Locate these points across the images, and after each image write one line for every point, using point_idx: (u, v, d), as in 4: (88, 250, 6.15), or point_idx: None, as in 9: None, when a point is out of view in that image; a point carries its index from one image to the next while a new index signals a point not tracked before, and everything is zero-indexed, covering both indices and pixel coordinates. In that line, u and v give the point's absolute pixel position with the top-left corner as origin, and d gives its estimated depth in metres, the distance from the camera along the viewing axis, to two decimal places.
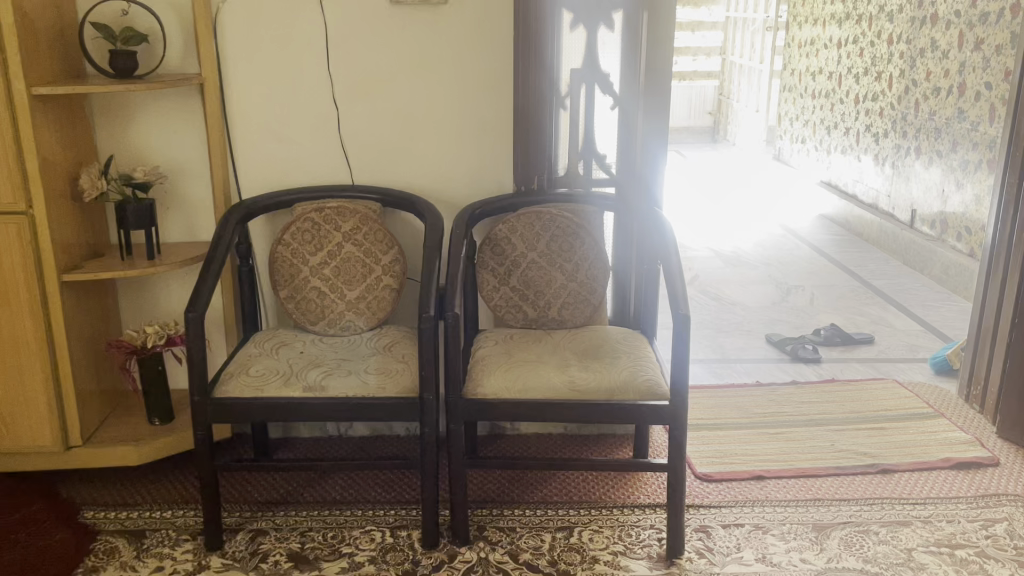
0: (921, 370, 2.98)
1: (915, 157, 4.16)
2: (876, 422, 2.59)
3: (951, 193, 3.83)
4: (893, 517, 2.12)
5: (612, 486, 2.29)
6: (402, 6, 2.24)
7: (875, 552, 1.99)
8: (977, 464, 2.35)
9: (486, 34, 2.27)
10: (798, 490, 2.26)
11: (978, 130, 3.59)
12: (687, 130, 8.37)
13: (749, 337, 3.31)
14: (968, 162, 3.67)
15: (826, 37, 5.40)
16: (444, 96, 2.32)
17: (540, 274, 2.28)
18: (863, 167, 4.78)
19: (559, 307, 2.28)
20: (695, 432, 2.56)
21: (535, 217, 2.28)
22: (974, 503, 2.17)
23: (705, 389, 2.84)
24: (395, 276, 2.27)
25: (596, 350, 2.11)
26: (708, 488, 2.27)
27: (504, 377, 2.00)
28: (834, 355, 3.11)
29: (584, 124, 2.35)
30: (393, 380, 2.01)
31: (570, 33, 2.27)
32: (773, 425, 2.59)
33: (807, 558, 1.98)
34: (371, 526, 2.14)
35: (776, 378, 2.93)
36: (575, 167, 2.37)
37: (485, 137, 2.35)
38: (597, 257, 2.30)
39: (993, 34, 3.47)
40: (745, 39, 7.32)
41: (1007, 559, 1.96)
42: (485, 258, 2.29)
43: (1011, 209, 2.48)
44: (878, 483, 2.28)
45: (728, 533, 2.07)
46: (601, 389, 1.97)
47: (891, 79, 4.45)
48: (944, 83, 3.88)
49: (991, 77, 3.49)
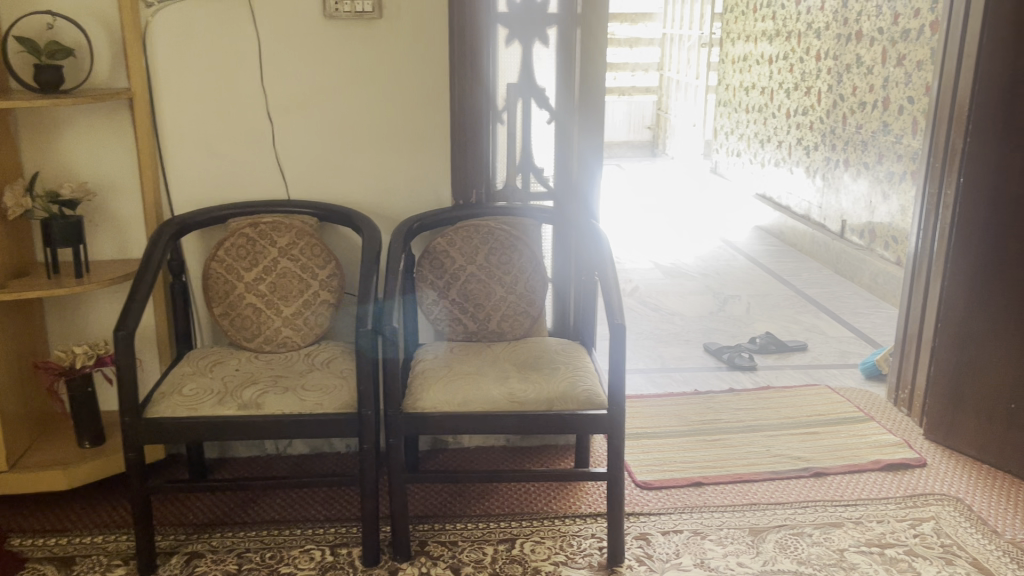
0: (852, 375, 3.07)
1: (843, 169, 4.30)
2: (810, 426, 2.66)
3: (878, 204, 3.97)
4: (826, 519, 2.17)
5: (553, 497, 2.30)
6: (336, 20, 2.23)
7: (808, 553, 2.04)
8: (904, 466, 2.42)
9: (421, 48, 2.27)
10: (734, 495, 2.30)
11: (903, 143, 3.73)
12: (627, 145, 8.53)
13: (687, 346, 3.37)
14: (893, 173, 3.81)
15: (757, 53, 5.55)
16: (380, 110, 2.31)
17: (479, 286, 2.28)
18: (795, 180, 4.91)
19: (498, 320, 2.29)
20: (636, 441, 2.58)
21: (473, 230, 2.29)
22: (902, 503, 2.24)
23: (645, 398, 2.88)
24: (333, 290, 2.25)
25: (535, 362, 2.13)
26: (648, 496, 2.29)
27: (444, 391, 2.00)
28: (769, 362, 3.19)
29: (521, 138, 2.38)
30: (331, 396, 1.99)
31: (505, 49, 2.31)
32: (711, 432, 2.64)
33: (744, 561, 2.01)
34: (310, 545, 2.11)
35: (714, 386, 2.98)
36: (513, 181, 2.42)
37: (422, 150, 2.36)
38: (537, 269, 2.31)
39: (914, 50, 3.61)
40: (681, 55, 7.48)
41: (934, 556, 2.02)
42: (424, 271, 2.29)
43: (932, 218, 2.57)
44: (812, 486, 2.34)
45: (667, 540, 2.10)
46: (540, 400, 1.99)
47: (820, 94, 4.59)
48: (869, 98, 4.03)
49: (913, 91, 3.63)
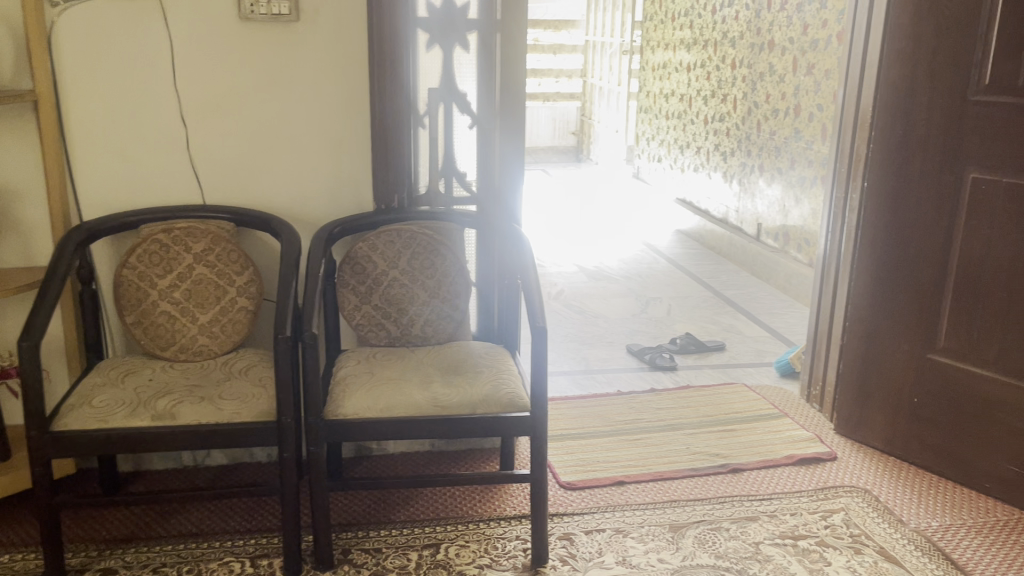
0: (767, 374, 3.17)
1: (758, 174, 4.44)
2: (727, 424, 2.74)
3: (791, 208, 4.11)
4: (742, 513, 2.24)
5: (477, 500, 2.31)
6: (252, 22, 2.20)
7: (726, 547, 2.09)
8: (816, 460, 2.51)
9: (341, 51, 2.26)
10: (655, 493, 2.35)
11: (813, 149, 3.88)
12: (552, 150, 8.68)
13: (611, 348, 3.42)
14: (805, 178, 3.95)
15: (676, 61, 5.68)
16: (299, 113, 2.29)
17: (402, 291, 2.27)
18: (713, 184, 5.05)
19: (422, 324, 2.28)
20: (560, 443, 2.61)
21: (395, 234, 2.28)
22: (814, 496, 2.33)
23: (569, 400, 2.91)
24: (251, 297, 2.21)
25: (459, 365, 2.13)
26: (572, 497, 2.32)
27: (367, 397, 1.98)
28: (689, 362, 3.26)
29: (443, 143, 2.39)
30: (250, 405, 1.95)
31: (426, 54, 2.31)
32: (633, 432, 2.69)
33: (664, 558, 2.05)
34: (230, 557, 2.06)
35: (636, 387, 3.04)
36: (436, 185, 2.42)
37: (342, 154, 2.34)
38: (459, 273, 2.31)
39: (823, 59, 3.76)
40: (604, 62, 7.60)
41: (844, 546, 2.10)
42: (345, 277, 2.26)
43: (839, 221, 2.68)
44: (729, 482, 2.40)
45: (590, 539, 2.13)
46: (463, 404, 1.99)
47: (735, 101, 4.72)
48: (781, 105, 4.17)
49: (822, 99, 3.78)
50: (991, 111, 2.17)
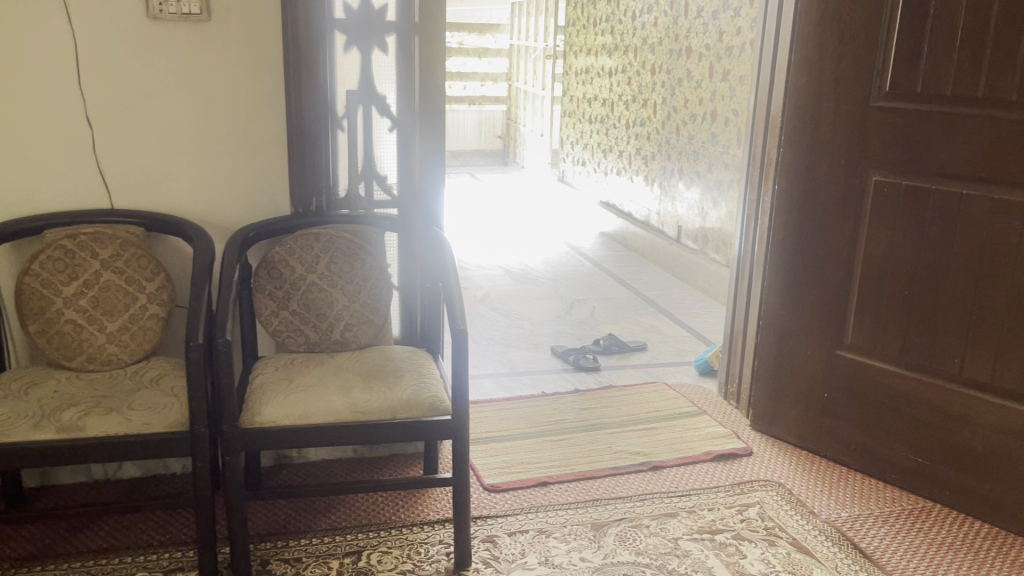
0: (687, 372, 3.24)
1: (678, 178, 4.53)
2: (648, 423, 2.79)
3: (709, 210, 4.21)
4: (662, 510, 2.28)
5: (400, 506, 2.29)
6: (160, 21, 2.14)
7: (646, 544, 2.13)
8: (733, 455, 2.58)
9: (254, 52, 2.21)
10: (578, 492, 2.37)
11: (729, 153, 3.98)
12: (478, 153, 8.75)
13: (535, 350, 3.44)
14: (722, 182, 4.06)
15: (598, 66, 5.76)
16: (210, 114, 2.23)
17: (320, 296, 2.23)
18: (635, 188, 5.14)
19: (342, 329, 2.24)
20: (483, 445, 2.62)
21: (312, 238, 2.24)
22: (731, 491, 2.39)
23: (493, 403, 2.92)
24: (163, 304, 2.14)
25: (379, 370, 2.11)
26: (495, 499, 2.33)
27: (284, 404, 1.94)
28: (612, 363, 3.31)
29: (363, 146, 2.37)
30: (161, 414, 1.89)
31: (344, 56, 2.29)
32: (556, 432, 2.71)
33: (585, 556, 2.07)
34: (142, 573, 1.99)
35: (560, 388, 3.07)
36: (356, 188, 2.40)
37: (257, 156, 2.29)
38: (380, 276, 2.28)
39: (737, 66, 3.87)
40: (528, 66, 7.66)
41: (758, 539, 2.16)
42: (262, 282, 2.21)
43: (752, 223, 2.76)
44: (649, 479, 2.45)
45: (513, 541, 2.14)
46: (384, 409, 1.97)
47: (655, 106, 4.82)
48: (699, 110, 4.27)
49: (737, 105, 3.89)
50: (890, 117, 2.27)
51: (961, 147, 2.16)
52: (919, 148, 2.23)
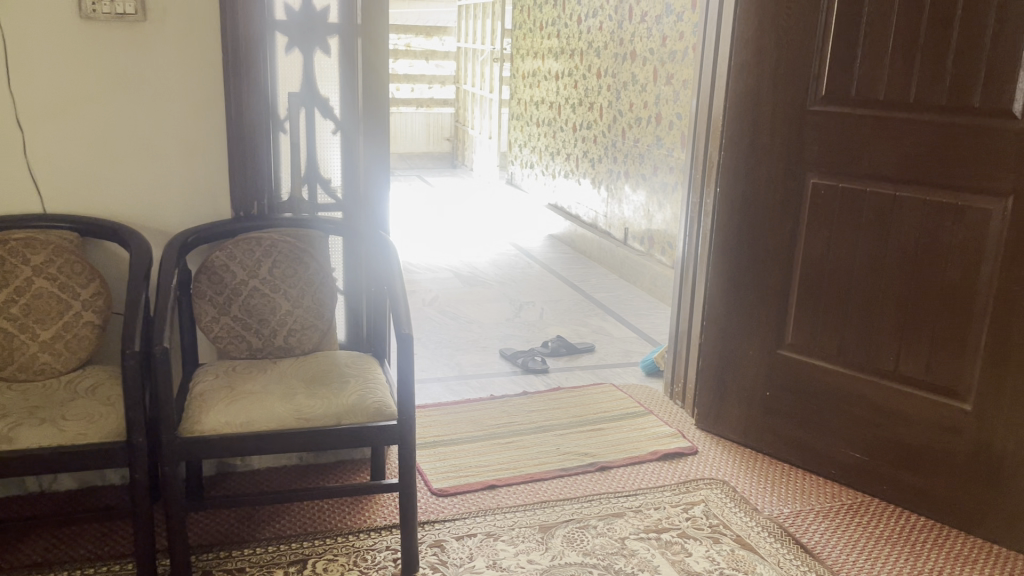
0: (634, 373, 3.27)
1: (624, 180, 4.58)
2: (596, 423, 2.80)
3: (654, 212, 4.26)
4: (609, 510, 2.30)
5: (347, 513, 2.27)
6: (94, 22, 2.08)
7: (593, 544, 2.14)
8: (678, 454, 2.61)
9: (192, 53, 2.17)
10: (526, 495, 2.38)
11: (673, 155, 4.04)
12: (427, 156, 8.72)
13: (484, 353, 3.44)
14: (666, 184, 4.11)
15: (545, 69, 5.79)
16: (148, 116, 2.18)
17: (262, 301, 2.19)
18: (583, 190, 5.18)
19: (285, 335, 2.21)
20: (431, 449, 2.60)
21: (254, 242, 2.20)
22: (676, 489, 2.41)
23: (441, 406, 2.90)
24: (98, 310, 2.08)
25: (323, 376, 2.08)
26: (443, 503, 2.32)
27: (226, 412, 1.91)
28: (560, 364, 3.33)
29: (305, 148, 2.34)
30: (96, 425, 1.84)
31: (285, 57, 2.26)
32: (504, 435, 2.71)
33: (533, 559, 2.08)
34: None
35: (508, 390, 3.07)
36: (299, 192, 2.36)
37: (196, 159, 2.25)
38: (324, 281, 2.25)
39: (680, 70, 3.92)
40: (476, 69, 7.66)
41: (703, 536, 2.18)
42: (202, 287, 2.16)
43: (695, 226, 2.80)
44: (597, 480, 2.47)
45: (461, 545, 2.13)
46: (328, 415, 1.94)
47: (601, 110, 4.86)
48: (644, 114, 4.32)
49: (680, 109, 3.94)
50: (827, 120, 2.32)
51: (893, 150, 2.22)
52: (854, 151, 2.29)
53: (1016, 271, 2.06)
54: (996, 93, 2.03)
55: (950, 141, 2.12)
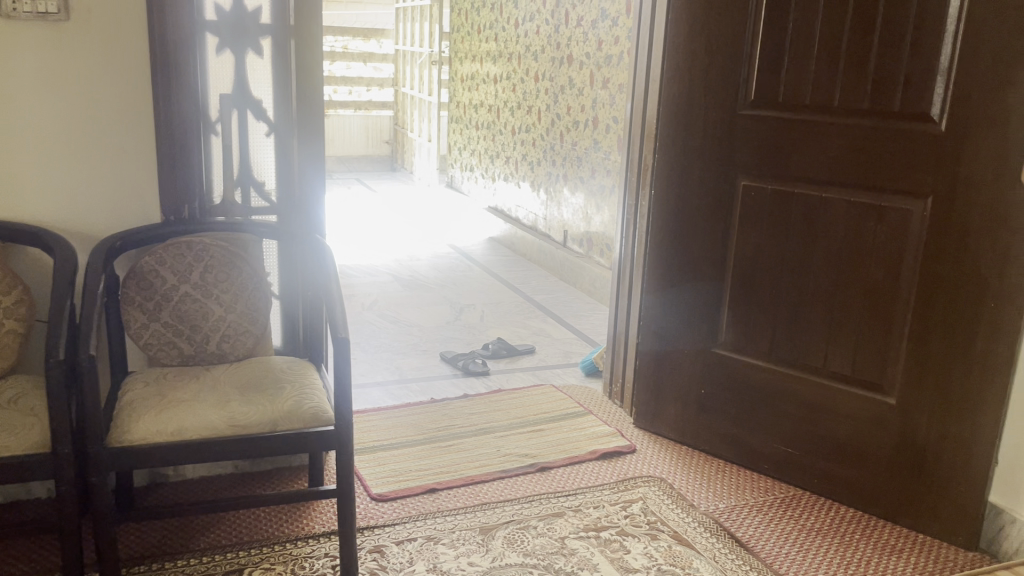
0: (574, 374, 3.30)
1: (563, 183, 4.62)
2: (536, 424, 2.82)
3: (593, 215, 4.31)
4: (548, 510, 2.31)
5: (285, 521, 2.23)
6: (13, 20, 2.00)
7: (533, 545, 2.15)
8: (617, 453, 2.64)
9: (118, 53, 2.11)
10: (466, 497, 2.37)
11: (610, 159, 4.09)
12: (366, 159, 8.66)
13: (424, 356, 3.43)
14: (604, 187, 4.16)
15: (483, 72, 5.80)
16: (71, 118, 2.12)
17: (194, 307, 2.15)
18: (522, 193, 5.20)
19: (218, 341, 2.17)
20: (371, 454, 2.58)
21: (185, 247, 2.15)
22: (615, 488, 2.44)
23: (381, 411, 2.88)
24: (21, 319, 2.01)
25: (258, 382, 2.05)
26: (383, 508, 2.30)
27: (156, 421, 1.86)
28: (501, 366, 3.33)
29: (238, 151, 2.30)
30: (20, 436, 1.77)
31: (216, 58, 2.22)
32: (445, 438, 2.70)
33: (474, 561, 2.07)
34: None
35: (449, 394, 3.06)
36: (231, 195, 2.32)
37: (123, 162, 2.19)
38: (258, 285, 2.22)
39: (616, 74, 3.97)
40: (414, 72, 7.63)
41: (641, 534, 2.21)
42: (131, 293, 2.10)
43: (631, 227, 2.84)
44: (537, 480, 2.48)
45: (401, 549, 2.11)
46: (263, 421, 1.91)
47: (540, 113, 4.89)
48: (581, 117, 4.37)
49: (616, 112, 4.00)
50: (757, 124, 2.38)
51: (819, 153, 2.29)
52: (782, 154, 2.35)
53: (936, 269, 2.14)
54: (915, 97, 2.11)
55: (873, 144, 2.19)
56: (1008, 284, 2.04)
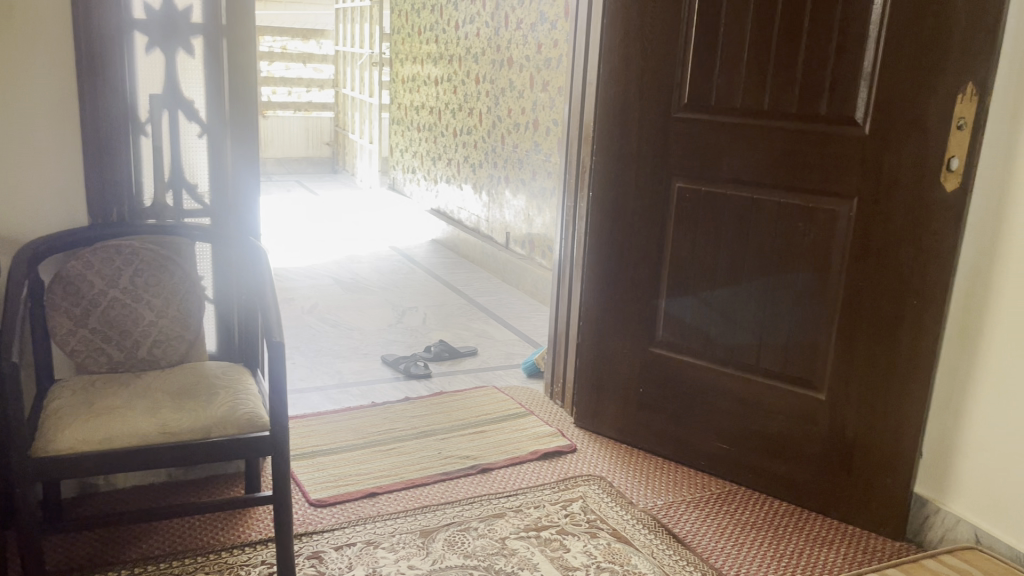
0: (516, 375, 3.31)
1: (505, 185, 4.63)
2: (477, 426, 2.82)
3: (534, 216, 4.33)
4: (489, 511, 2.31)
5: (220, 529, 2.19)
6: None
7: (474, 546, 2.15)
8: (558, 453, 2.66)
9: (40, 51, 2.05)
10: (407, 500, 2.36)
11: (551, 161, 4.12)
12: (307, 160, 8.55)
13: (365, 360, 3.40)
14: (545, 189, 4.19)
15: (424, 74, 5.78)
16: None
17: (124, 312, 2.09)
18: (464, 195, 5.20)
19: (150, 346, 2.12)
20: (310, 459, 2.55)
21: (114, 250, 2.10)
22: (556, 487, 2.46)
23: (320, 415, 2.85)
24: None
25: (191, 389, 2.01)
26: (321, 514, 2.27)
27: (83, 429, 1.80)
28: (443, 369, 3.33)
29: (169, 152, 2.24)
30: None
31: (145, 58, 2.17)
32: (386, 441, 2.69)
33: (414, 564, 2.06)
34: None
35: (390, 397, 3.04)
36: (163, 198, 2.26)
37: (47, 163, 2.12)
38: (190, 289, 2.17)
39: (555, 77, 4.00)
40: (355, 74, 7.57)
41: (581, 532, 2.23)
42: (56, 298, 2.03)
43: (571, 228, 2.87)
44: (478, 482, 2.48)
45: (340, 555, 2.09)
46: (196, 428, 1.87)
47: (480, 115, 4.89)
48: (521, 120, 4.39)
49: (556, 115, 4.03)
50: (690, 127, 2.42)
51: (750, 155, 2.34)
52: (716, 157, 2.40)
53: (861, 268, 2.20)
54: (841, 102, 2.17)
55: (801, 147, 2.25)
56: (929, 282, 2.11)
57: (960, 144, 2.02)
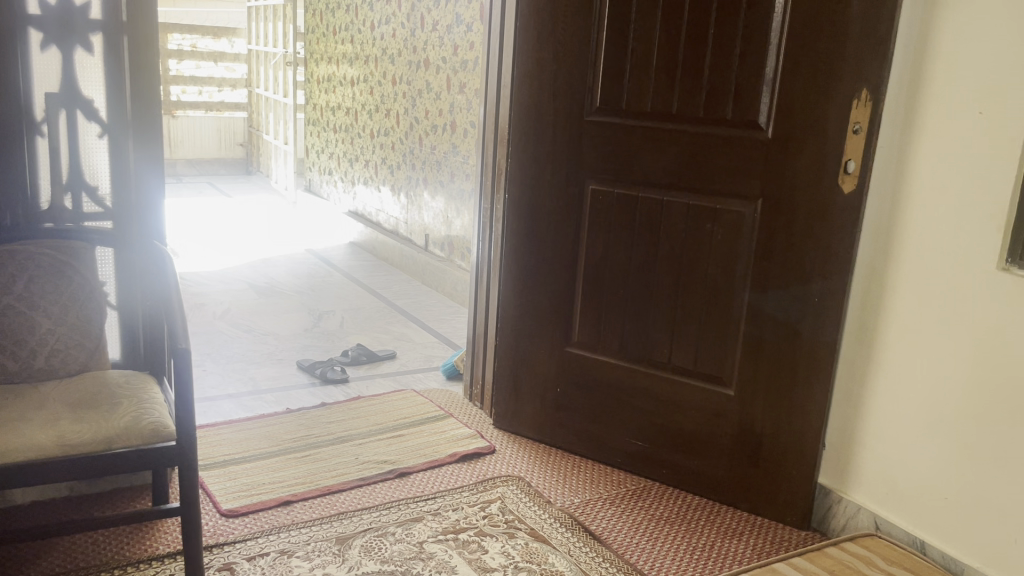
0: (435, 377, 3.30)
1: (423, 187, 4.61)
2: (396, 430, 2.80)
3: (453, 219, 4.33)
4: (407, 516, 2.30)
5: (126, 544, 2.12)
6: None
7: (391, 551, 2.13)
8: (477, 455, 2.66)
9: None
10: (322, 507, 2.33)
11: (469, 163, 4.12)
12: (219, 162, 8.33)
13: (280, 365, 3.33)
14: (463, 191, 4.20)
15: (339, 75, 5.70)
16: None
17: (18, 319, 2.00)
18: (382, 197, 5.15)
19: (47, 356, 2.02)
20: (221, 469, 2.48)
21: (7, 255, 2.01)
22: (474, 489, 2.46)
23: (233, 424, 2.78)
24: None
25: (92, 399, 1.93)
26: (233, 524, 2.22)
27: None
28: (361, 373, 3.29)
29: (66, 153, 2.14)
30: None
31: (41, 55, 2.08)
32: (302, 448, 2.64)
33: (330, 571, 2.03)
34: None
35: (306, 403, 2.99)
36: (60, 201, 2.16)
37: None
38: (90, 295, 2.09)
39: (472, 79, 4.00)
40: (268, 73, 7.40)
41: (499, 533, 2.24)
42: None
43: (487, 230, 2.87)
44: (395, 486, 2.46)
45: (253, 565, 2.05)
46: (98, 439, 1.79)
47: (398, 116, 4.85)
48: (439, 121, 4.38)
49: (473, 116, 4.03)
50: (602, 130, 2.46)
51: (659, 158, 2.39)
52: (627, 159, 2.44)
53: (766, 268, 2.28)
54: (745, 107, 2.24)
55: (708, 150, 2.31)
56: (830, 280, 2.20)
57: (856, 148, 2.11)
